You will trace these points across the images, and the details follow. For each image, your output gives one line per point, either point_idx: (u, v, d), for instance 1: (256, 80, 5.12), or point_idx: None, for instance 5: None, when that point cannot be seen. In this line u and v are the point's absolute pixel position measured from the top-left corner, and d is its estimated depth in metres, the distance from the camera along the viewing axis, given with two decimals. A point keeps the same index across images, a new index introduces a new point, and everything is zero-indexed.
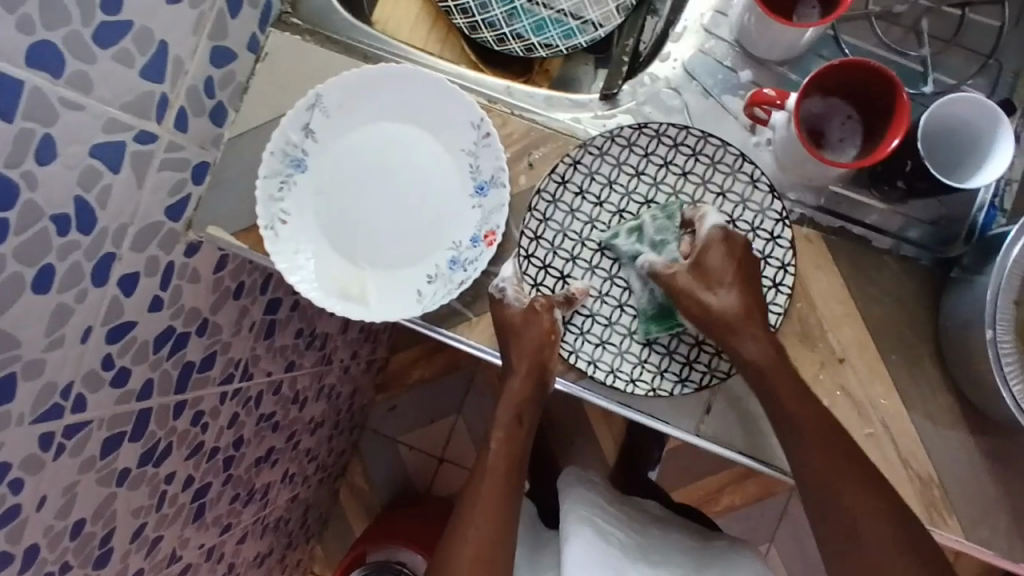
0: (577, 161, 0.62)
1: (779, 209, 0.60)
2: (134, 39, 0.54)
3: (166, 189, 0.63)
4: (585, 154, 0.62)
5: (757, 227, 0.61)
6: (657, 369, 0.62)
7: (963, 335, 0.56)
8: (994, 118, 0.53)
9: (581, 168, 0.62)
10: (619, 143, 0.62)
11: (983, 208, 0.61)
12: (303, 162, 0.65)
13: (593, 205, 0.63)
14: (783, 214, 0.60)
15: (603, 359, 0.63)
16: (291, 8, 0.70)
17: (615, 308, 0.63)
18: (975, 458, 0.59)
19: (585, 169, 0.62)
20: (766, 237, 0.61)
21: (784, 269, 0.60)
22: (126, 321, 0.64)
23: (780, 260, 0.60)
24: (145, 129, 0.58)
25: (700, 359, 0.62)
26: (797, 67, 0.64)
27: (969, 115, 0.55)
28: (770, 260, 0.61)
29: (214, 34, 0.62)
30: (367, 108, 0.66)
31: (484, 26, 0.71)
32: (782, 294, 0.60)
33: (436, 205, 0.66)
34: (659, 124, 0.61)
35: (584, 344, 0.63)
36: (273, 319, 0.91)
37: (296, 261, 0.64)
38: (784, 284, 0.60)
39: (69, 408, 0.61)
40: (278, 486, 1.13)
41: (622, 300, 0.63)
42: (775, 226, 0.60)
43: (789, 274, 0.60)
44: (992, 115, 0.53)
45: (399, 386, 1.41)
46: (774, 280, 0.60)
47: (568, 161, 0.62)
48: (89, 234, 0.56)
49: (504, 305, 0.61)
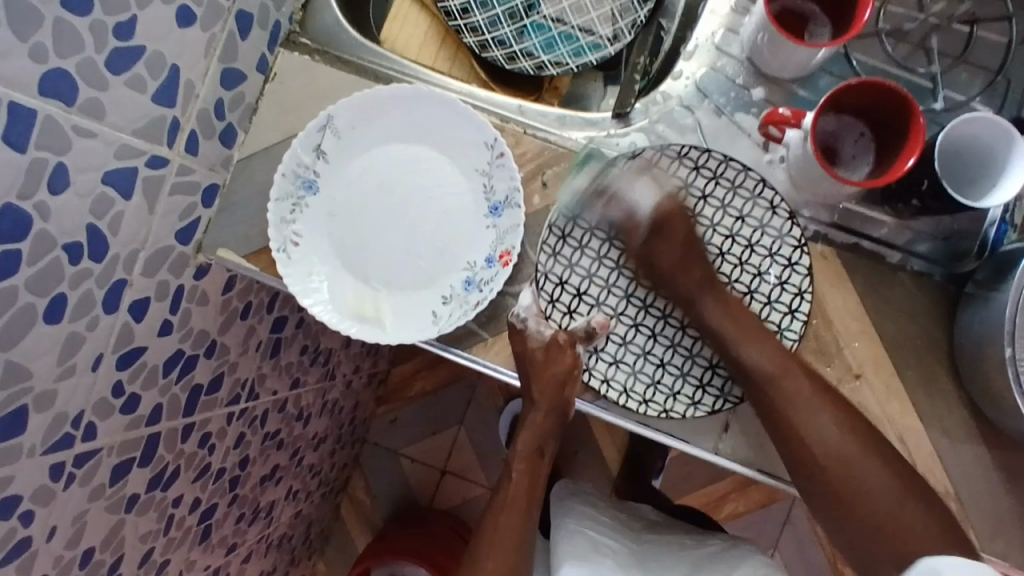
0: (596, 180, 0.62)
1: (797, 235, 0.60)
2: (146, 64, 0.53)
3: (176, 212, 0.63)
4: (606, 173, 0.62)
5: (775, 251, 0.61)
6: (670, 392, 0.62)
7: (979, 350, 0.56)
8: (1005, 139, 0.54)
9: (601, 187, 0.63)
10: (640, 163, 0.62)
11: (994, 224, 0.61)
12: (315, 183, 0.64)
13: (611, 224, 0.64)
14: (801, 239, 0.60)
15: (616, 378, 0.62)
16: (299, 27, 0.70)
17: (630, 327, 0.64)
18: (990, 471, 0.59)
19: (605, 188, 0.63)
20: (784, 262, 0.61)
21: (801, 294, 0.60)
22: (136, 347, 0.63)
23: (797, 285, 0.60)
24: (157, 153, 0.57)
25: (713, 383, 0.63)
26: (808, 84, 0.64)
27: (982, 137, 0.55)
28: (787, 285, 0.61)
29: (224, 56, 0.61)
30: (379, 129, 0.65)
31: (494, 44, 0.71)
32: (797, 320, 0.61)
33: (451, 226, 0.65)
34: (681, 146, 0.62)
35: (597, 362, 0.63)
36: (279, 338, 0.90)
37: (310, 284, 0.63)
38: (801, 310, 0.60)
39: (79, 436, 0.60)
40: (282, 503, 1.12)
41: (637, 320, 0.64)
42: (792, 251, 0.60)
43: (805, 301, 0.60)
44: (1003, 136, 0.54)
45: (400, 398, 1.41)
46: (791, 306, 0.61)
47: (587, 179, 0.62)
48: (101, 261, 0.55)
49: (526, 335, 0.62)
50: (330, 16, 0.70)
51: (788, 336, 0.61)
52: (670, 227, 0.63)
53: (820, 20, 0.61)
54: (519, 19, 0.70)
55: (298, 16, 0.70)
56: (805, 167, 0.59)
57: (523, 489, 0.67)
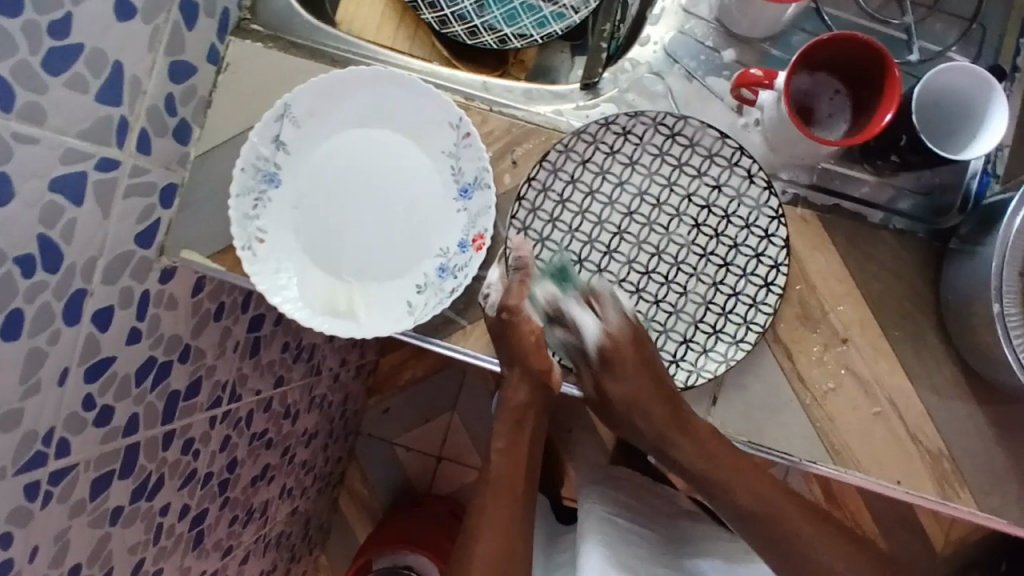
0: (568, 149, 0.60)
1: (773, 206, 0.59)
2: (86, 62, 0.50)
3: (133, 216, 0.60)
4: (579, 141, 0.60)
5: (751, 222, 0.60)
6: (643, 367, 0.61)
7: (965, 307, 0.55)
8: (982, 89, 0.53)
9: (573, 157, 0.61)
10: (613, 131, 0.60)
11: (977, 175, 0.60)
12: (277, 176, 0.62)
13: (584, 194, 0.61)
14: (777, 210, 0.59)
15: None
16: (249, 14, 0.67)
17: (604, 302, 0.61)
18: (984, 428, 0.58)
19: (577, 158, 0.61)
20: (761, 233, 0.59)
21: (777, 268, 0.59)
22: (104, 357, 0.61)
23: (773, 259, 0.59)
24: (106, 155, 0.55)
25: (687, 357, 0.61)
26: (780, 42, 0.62)
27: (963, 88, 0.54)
28: (763, 258, 0.59)
29: (171, 49, 0.59)
30: (341, 115, 0.63)
31: (454, 19, 0.68)
32: (773, 294, 0.59)
33: (420, 212, 0.63)
34: (657, 112, 0.60)
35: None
36: (257, 337, 0.88)
37: (278, 280, 0.61)
38: (776, 283, 0.59)
39: (52, 454, 0.58)
40: (277, 502, 1.10)
41: (612, 294, 0.61)
42: (768, 223, 0.59)
43: (781, 274, 0.58)
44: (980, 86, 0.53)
45: (390, 387, 1.39)
46: (766, 279, 0.59)
47: (559, 148, 0.60)
48: (57, 272, 0.53)
49: (490, 309, 0.60)
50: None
51: (763, 310, 0.59)
52: (643, 199, 0.61)
53: None
54: None
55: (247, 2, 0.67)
56: (780, 129, 0.57)
57: (507, 472, 0.64)
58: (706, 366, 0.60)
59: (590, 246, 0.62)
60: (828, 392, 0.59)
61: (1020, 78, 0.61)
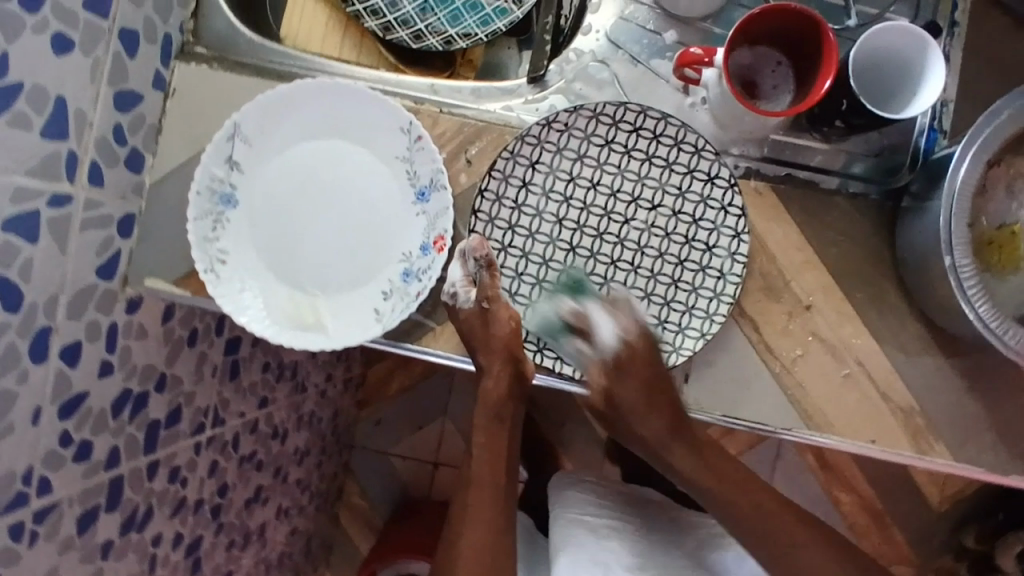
0: (515, 153, 0.60)
1: (727, 177, 0.59)
2: (27, 98, 0.50)
3: (92, 249, 0.60)
4: (523, 144, 0.60)
5: (707, 197, 0.60)
6: None
7: (922, 262, 0.56)
8: (919, 41, 0.53)
9: (521, 160, 0.61)
10: (557, 129, 0.60)
11: (923, 132, 0.61)
12: (233, 197, 0.62)
13: (539, 196, 0.62)
14: (731, 181, 0.59)
15: (570, 354, 0.61)
16: (193, 37, 0.67)
17: (576, 298, 0.62)
18: (954, 381, 0.59)
19: (525, 161, 0.61)
20: (717, 206, 0.60)
21: (738, 237, 0.59)
22: (77, 393, 0.61)
23: (733, 229, 0.59)
24: (58, 191, 0.54)
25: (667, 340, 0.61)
26: (719, 20, 0.63)
27: (904, 44, 0.54)
28: (723, 230, 0.60)
29: (114, 79, 0.58)
30: (292, 131, 0.63)
31: (398, 24, 0.68)
32: (738, 262, 0.59)
33: (380, 219, 0.63)
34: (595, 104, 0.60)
35: (549, 341, 0.61)
36: (236, 359, 0.88)
37: (243, 301, 0.61)
38: (740, 252, 0.59)
39: (33, 493, 0.58)
40: (274, 523, 1.10)
41: (582, 290, 0.62)
42: (724, 194, 0.59)
43: (743, 242, 0.59)
44: (918, 38, 0.53)
45: (380, 398, 1.39)
46: (730, 250, 0.60)
47: (506, 156, 0.60)
48: (19, 311, 0.53)
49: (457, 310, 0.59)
50: (222, 20, 0.67)
51: (731, 280, 0.59)
52: (598, 190, 0.61)
53: None
54: None
55: (189, 26, 0.67)
56: (728, 108, 0.58)
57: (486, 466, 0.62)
58: (687, 344, 0.60)
59: (552, 246, 0.62)
60: (796, 359, 0.59)
61: (958, 34, 0.62)
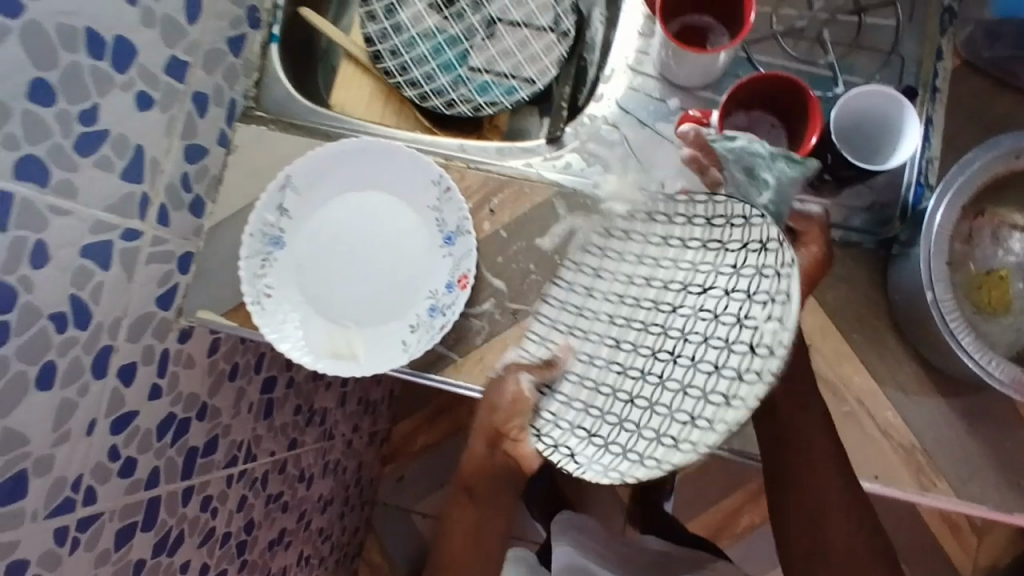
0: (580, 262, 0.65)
1: (739, 240, 0.55)
2: (111, 144, 0.59)
3: (154, 281, 0.68)
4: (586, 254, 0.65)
5: (720, 265, 0.56)
6: (654, 438, 0.54)
7: (911, 303, 0.59)
8: (864, 96, 0.61)
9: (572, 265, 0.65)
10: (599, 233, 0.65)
11: (911, 187, 0.66)
12: (281, 239, 0.69)
13: (584, 296, 0.63)
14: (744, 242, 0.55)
15: (585, 451, 0.57)
16: (255, 102, 0.76)
17: (594, 390, 0.60)
18: (951, 419, 0.61)
19: (574, 264, 0.65)
20: (729, 271, 0.55)
21: (773, 301, 0.51)
22: (128, 412, 0.67)
23: (766, 291, 0.52)
24: (130, 226, 0.63)
25: (703, 415, 0.51)
26: (719, 89, 0.69)
27: (855, 105, 0.62)
28: (737, 293, 0.54)
29: (185, 134, 0.68)
30: (336, 183, 0.71)
31: (433, 94, 0.78)
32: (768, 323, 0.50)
33: (411, 261, 0.70)
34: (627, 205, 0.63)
35: (568, 437, 0.59)
36: (270, 398, 0.93)
37: (285, 330, 0.67)
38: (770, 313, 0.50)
39: (80, 501, 0.63)
40: (295, 570, 1.11)
41: (599, 381, 0.60)
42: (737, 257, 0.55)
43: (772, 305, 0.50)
44: (862, 95, 0.61)
45: (405, 454, 1.42)
46: (738, 314, 0.53)
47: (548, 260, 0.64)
48: (86, 329, 0.60)
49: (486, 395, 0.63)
50: (280, 88, 0.77)
51: (756, 353, 0.50)
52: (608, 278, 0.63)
53: (718, 28, 0.67)
54: (453, 70, 0.79)
55: (252, 93, 0.76)
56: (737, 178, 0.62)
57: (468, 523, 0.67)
58: (722, 419, 0.50)
59: (569, 338, 0.62)
60: None
61: (939, 98, 0.68)
